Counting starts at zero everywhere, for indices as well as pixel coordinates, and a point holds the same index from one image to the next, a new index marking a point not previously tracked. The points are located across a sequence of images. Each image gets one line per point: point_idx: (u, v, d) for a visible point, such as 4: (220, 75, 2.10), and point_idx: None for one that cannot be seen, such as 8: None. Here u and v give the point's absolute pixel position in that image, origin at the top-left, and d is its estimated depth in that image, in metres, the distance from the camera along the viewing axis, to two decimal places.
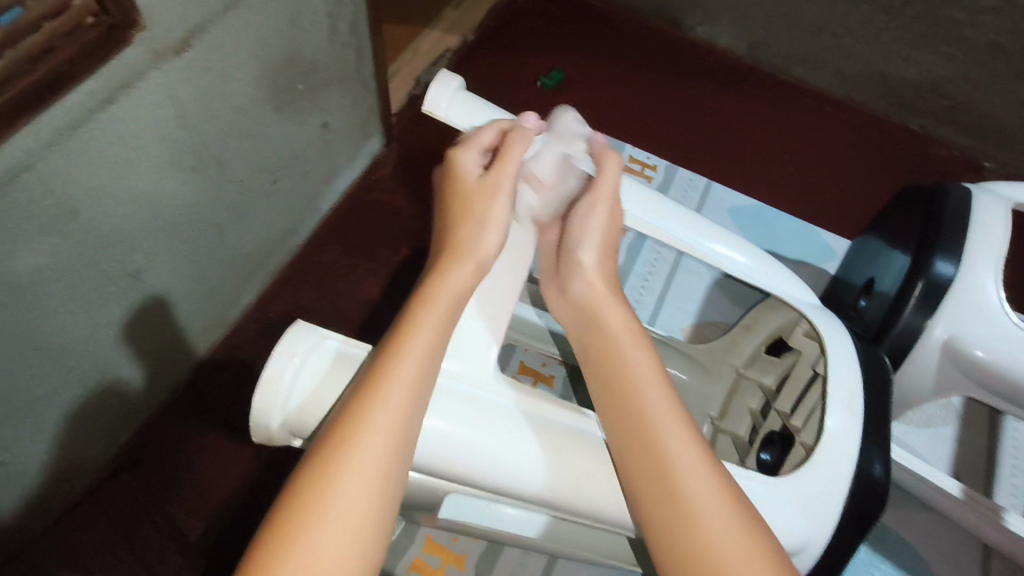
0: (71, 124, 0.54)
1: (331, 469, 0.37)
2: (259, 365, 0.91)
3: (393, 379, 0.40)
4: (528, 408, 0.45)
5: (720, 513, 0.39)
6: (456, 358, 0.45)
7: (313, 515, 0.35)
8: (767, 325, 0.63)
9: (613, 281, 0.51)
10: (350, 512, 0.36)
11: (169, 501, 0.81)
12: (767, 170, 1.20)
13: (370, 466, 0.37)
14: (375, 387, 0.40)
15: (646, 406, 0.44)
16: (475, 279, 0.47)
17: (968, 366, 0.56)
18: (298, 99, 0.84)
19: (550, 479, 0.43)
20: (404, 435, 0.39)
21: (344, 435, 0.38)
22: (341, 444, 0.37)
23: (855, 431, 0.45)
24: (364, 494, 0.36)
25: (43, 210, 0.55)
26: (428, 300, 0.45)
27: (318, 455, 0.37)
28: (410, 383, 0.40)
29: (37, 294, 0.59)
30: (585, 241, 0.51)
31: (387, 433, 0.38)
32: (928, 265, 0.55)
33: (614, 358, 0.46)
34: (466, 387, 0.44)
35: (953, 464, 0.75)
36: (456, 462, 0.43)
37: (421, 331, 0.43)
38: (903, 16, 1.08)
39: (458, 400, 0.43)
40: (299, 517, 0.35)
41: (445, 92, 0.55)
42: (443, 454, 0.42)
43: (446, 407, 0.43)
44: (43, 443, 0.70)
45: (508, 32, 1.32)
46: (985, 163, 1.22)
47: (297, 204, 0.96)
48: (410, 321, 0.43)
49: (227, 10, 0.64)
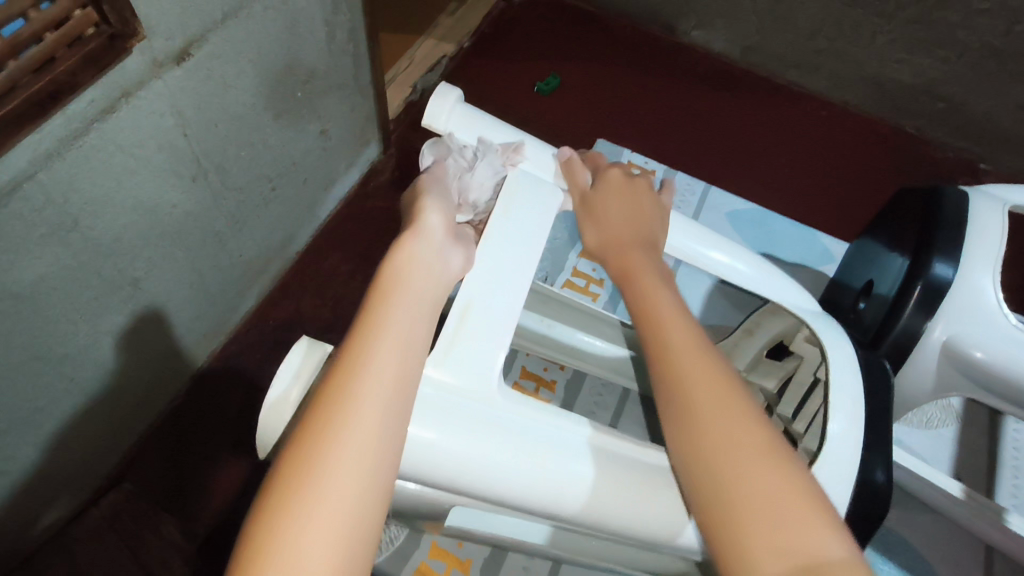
0: (73, 134, 0.54)
1: (313, 450, 0.33)
2: (261, 373, 0.91)
3: (376, 346, 0.37)
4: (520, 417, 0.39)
5: (751, 467, 0.36)
6: (453, 367, 0.40)
7: (298, 498, 0.32)
8: (767, 330, 0.63)
9: (634, 246, 0.49)
10: (341, 490, 0.32)
11: (171, 510, 0.81)
12: (764, 173, 1.21)
13: (359, 440, 0.34)
14: (357, 355, 0.36)
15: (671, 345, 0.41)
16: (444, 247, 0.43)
17: (968, 368, 0.56)
18: (297, 107, 0.84)
19: (547, 485, 0.38)
20: (393, 400, 0.35)
21: (326, 413, 0.34)
22: (323, 421, 0.34)
23: (856, 437, 0.44)
24: (355, 468, 0.33)
25: (45, 220, 0.55)
26: (405, 272, 0.41)
27: (298, 440, 0.34)
28: (395, 350, 0.37)
29: (38, 304, 0.59)
30: (590, 217, 0.51)
31: (375, 403, 0.35)
32: (927, 267, 0.55)
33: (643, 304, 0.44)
34: (466, 399, 0.39)
35: (955, 465, 0.76)
36: (458, 481, 0.37)
37: (400, 302, 0.39)
38: (896, 19, 1.09)
39: (457, 413, 0.38)
40: (282, 507, 0.31)
41: (446, 105, 0.53)
42: (443, 472, 0.37)
43: (445, 421, 0.37)
44: (44, 453, 0.70)
45: (504, 38, 1.33)
46: (980, 164, 1.23)
47: (296, 211, 0.96)
48: (385, 293, 0.40)
49: (226, 19, 0.65)
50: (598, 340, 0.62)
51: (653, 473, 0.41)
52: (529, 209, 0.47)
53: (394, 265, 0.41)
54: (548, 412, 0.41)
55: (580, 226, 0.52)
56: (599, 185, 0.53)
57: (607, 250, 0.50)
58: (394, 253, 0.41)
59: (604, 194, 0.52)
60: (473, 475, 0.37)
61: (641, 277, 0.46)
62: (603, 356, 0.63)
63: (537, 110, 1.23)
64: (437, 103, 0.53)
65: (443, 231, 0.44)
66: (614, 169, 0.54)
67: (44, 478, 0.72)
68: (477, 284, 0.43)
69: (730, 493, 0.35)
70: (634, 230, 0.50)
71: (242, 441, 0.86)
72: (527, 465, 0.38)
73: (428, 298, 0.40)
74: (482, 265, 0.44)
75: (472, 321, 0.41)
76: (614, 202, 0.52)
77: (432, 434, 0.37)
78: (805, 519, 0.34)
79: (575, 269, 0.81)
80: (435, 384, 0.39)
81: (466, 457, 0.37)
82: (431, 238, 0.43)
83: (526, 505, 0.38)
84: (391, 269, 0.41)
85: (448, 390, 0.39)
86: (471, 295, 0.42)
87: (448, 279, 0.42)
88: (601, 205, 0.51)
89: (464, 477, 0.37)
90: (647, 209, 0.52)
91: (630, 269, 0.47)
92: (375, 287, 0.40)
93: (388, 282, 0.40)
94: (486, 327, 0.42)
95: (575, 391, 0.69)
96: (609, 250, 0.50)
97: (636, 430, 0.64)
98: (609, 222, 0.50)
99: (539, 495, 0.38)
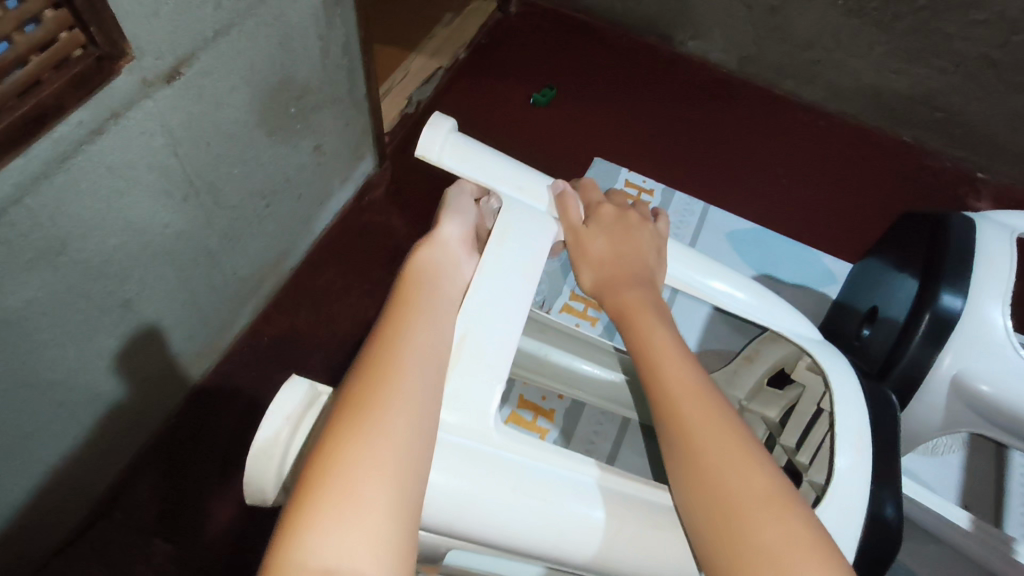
0: (61, 156, 0.53)
1: (352, 447, 0.32)
2: (254, 393, 0.90)
3: (409, 350, 0.37)
4: (515, 454, 0.38)
5: (763, 496, 0.36)
6: (449, 404, 0.38)
7: (340, 494, 0.31)
8: (767, 358, 0.61)
9: (635, 281, 0.48)
10: (381, 489, 0.32)
11: (162, 538, 0.79)
12: (762, 185, 1.20)
13: (397, 440, 0.33)
14: (382, 362, 0.37)
15: (677, 377, 0.41)
16: (446, 262, 0.44)
17: (974, 399, 0.56)
18: (290, 123, 0.83)
19: (539, 522, 0.36)
20: (425, 405, 0.36)
21: (361, 412, 0.34)
22: (359, 419, 0.34)
23: (865, 473, 0.43)
24: (395, 468, 0.33)
25: (33, 244, 0.54)
26: (429, 289, 0.41)
27: (334, 436, 0.33)
28: (428, 356, 0.38)
29: (26, 328, 0.58)
30: (587, 254, 0.50)
31: (403, 409, 0.35)
32: (934, 298, 0.55)
33: (648, 335, 0.44)
34: (463, 437, 0.38)
35: (961, 492, 0.75)
36: (455, 525, 0.36)
37: (428, 311, 0.40)
38: (893, 29, 1.09)
39: (454, 452, 0.37)
40: (324, 501, 0.31)
41: (438, 136, 0.49)
42: (440, 517, 0.36)
43: (442, 459, 0.36)
44: (34, 481, 0.69)
45: (499, 50, 1.32)
46: (978, 174, 1.22)
47: (291, 227, 0.95)
48: (412, 302, 0.40)
49: (217, 36, 0.64)
50: (597, 368, 0.62)
51: (655, 510, 0.40)
52: (524, 239, 0.46)
53: (410, 283, 0.42)
54: (547, 448, 0.40)
55: (575, 267, 0.51)
56: (592, 221, 0.51)
57: (603, 290, 0.49)
58: (411, 266, 0.43)
59: (608, 233, 0.51)
60: (467, 515, 0.36)
61: (636, 314, 0.46)
62: (602, 382, 0.62)
63: (533, 122, 1.23)
64: (430, 132, 0.49)
65: (460, 245, 0.45)
66: (607, 205, 0.53)
67: (35, 508, 0.71)
68: (472, 313, 0.41)
69: (729, 507, 0.35)
70: (632, 266, 0.50)
71: (236, 463, 0.84)
72: (523, 506, 0.36)
73: (451, 311, 0.41)
74: (481, 293, 0.42)
75: (466, 357, 0.39)
76: (606, 240, 0.51)
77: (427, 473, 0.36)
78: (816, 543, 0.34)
79: (573, 293, 0.80)
80: None
81: (462, 496, 0.36)
82: (449, 249, 0.44)
83: (525, 547, 0.37)
84: (408, 283, 0.42)
85: (446, 428, 0.38)
86: (467, 327, 0.41)
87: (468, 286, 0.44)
88: (594, 243, 0.50)
89: (461, 518, 0.36)
90: (642, 244, 0.51)
91: (626, 308, 0.47)
92: (399, 296, 0.41)
93: (415, 292, 0.41)
94: (484, 359, 0.40)
95: (575, 419, 0.67)
96: (606, 288, 0.49)
97: (637, 458, 0.63)
98: (603, 260, 0.50)
99: (538, 534, 0.36)
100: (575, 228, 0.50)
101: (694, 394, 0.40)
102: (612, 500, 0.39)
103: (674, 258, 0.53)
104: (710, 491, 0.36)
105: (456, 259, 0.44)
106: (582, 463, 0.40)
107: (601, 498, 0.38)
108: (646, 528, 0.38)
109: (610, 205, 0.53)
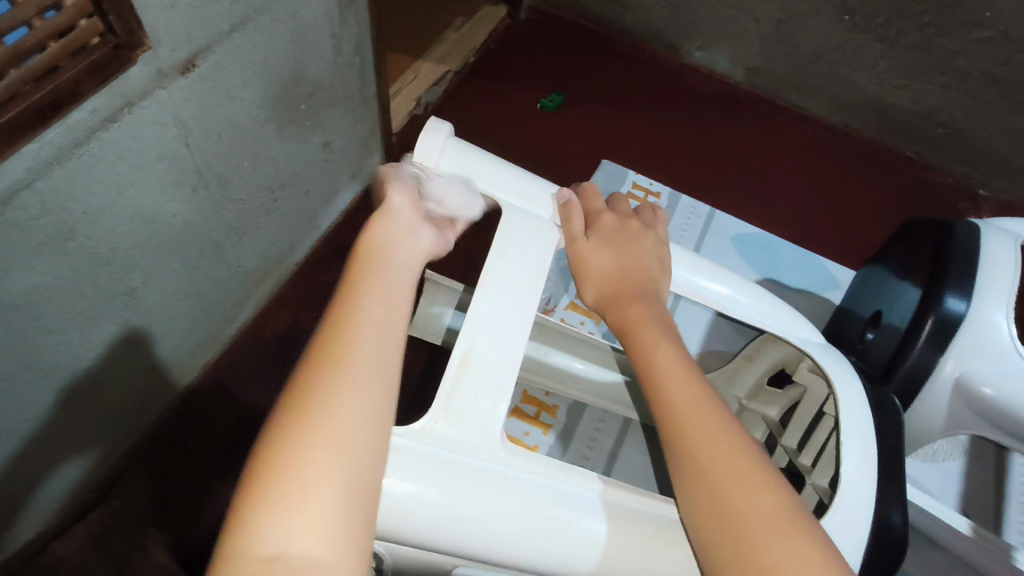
0: (73, 143, 0.53)
1: (300, 429, 0.33)
2: (251, 390, 0.90)
3: (360, 326, 0.38)
4: (518, 470, 0.39)
5: (739, 495, 0.37)
6: (456, 422, 0.39)
7: (291, 488, 0.31)
8: (769, 357, 0.61)
9: (637, 292, 0.49)
10: (333, 477, 0.32)
11: (157, 527, 0.79)
12: (765, 195, 1.21)
13: (347, 427, 0.34)
14: (347, 333, 0.37)
15: (670, 387, 0.42)
16: (402, 236, 0.45)
17: (978, 403, 0.57)
18: (300, 119, 0.83)
19: (538, 535, 0.37)
20: (376, 384, 0.36)
21: (312, 393, 0.35)
22: (307, 401, 0.34)
23: (870, 478, 0.44)
24: (347, 459, 0.33)
25: (41, 229, 0.54)
26: (381, 263, 0.42)
27: (283, 418, 0.34)
28: (377, 338, 0.38)
29: (30, 311, 0.58)
30: (588, 269, 0.51)
31: (371, 391, 0.36)
32: (939, 301, 0.56)
33: (649, 347, 0.45)
34: (467, 456, 0.38)
35: (961, 500, 0.75)
36: (462, 543, 0.36)
37: (379, 287, 0.40)
38: (899, 45, 1.10)
39: (465, 471, 0.37)
40: (274, 483, 0.32)
41: (435, 142, 0.50)
42: (445, 535, 0.36)
43: (446, 480, 0.36)
44: (29, 466, 0.68)
45: (509, 55, 1.34)
46: (980, 190, 1.23)
47: (297, 222, 0.95)
48: (364, 272, 0.41)
49: (232, 30, 0.64)
50: (595, 367, 0.63)
51: (664, 526, 0.40)
52: (529, 248, 0.46)
53: (368, 255, 0.42)
54: (552, 465, 0.40)
55: (579, 281, 0.51)
56: (593, 233, 0.52)
57: (605, 305, 0.50)
58: (361, 240, 0.44)
59: (613, 243, 0.51)
60: (474, 532, 0.36)
61: (640, 330, 0.46)
62: (601, 380, 0.63)
63: (540, 128, 1.24)
64: (427, 139, 0.49)
65: (411, 216, 0.46)
66: (608, 215, 0.53)
67: (29, 494, 0.70)
68: (477, 325, 0.41)
69: (720, 508, 0.37)
70: (630, 279, 0.50)
71: (233, 460, 0.84)
72: (532, 521, 0.37)
73: (406, 283, 0.42)
74: (483, 304, 0.42)
75: (473, 373, 0.40)
76: (608, 253, 0.51)
77: (435, 493, 0.36)
78: (788, 539, 0.35)
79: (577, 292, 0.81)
80: (435, 438, 0.38)
81: (474, 514, 0.36)
82: (401, 220, 0.45)
83: (526, 561, 0.37)
84: (369, 259, 0.42)
85: (448, 445, 0.38)
86: (471, 341, 0.41)
87: (420, 256, 0.45)
88: (593, 256, 0.51)
89: (466, 537, 0.36)
90: (642, 254, 0.51)
91: (630, 324, 0.47)
92: (351, 270, 0.42)
93: (365, 270, 0.42)
94: (489, 374, 0.40)
95: (576, 417, 0.67)
96: (607, 303, 0.50)
97: (638, 456, 0.63)
98: (605, 275, 0.50)
99: (542, 548, 0.37)
100: (575, 242, 0.50)
101: (693, 406, 0.41)
102: (619, 519, 0.39)
103: (680, 264, 0.54)
104: (712, 507, 0.37)
105: (404, 233, 0.45)
106: (586, 478, 0.40)
107: (603, 512, 0.39)
108: (655, 546, 0.39)
109: (612, 217, 0.53)
